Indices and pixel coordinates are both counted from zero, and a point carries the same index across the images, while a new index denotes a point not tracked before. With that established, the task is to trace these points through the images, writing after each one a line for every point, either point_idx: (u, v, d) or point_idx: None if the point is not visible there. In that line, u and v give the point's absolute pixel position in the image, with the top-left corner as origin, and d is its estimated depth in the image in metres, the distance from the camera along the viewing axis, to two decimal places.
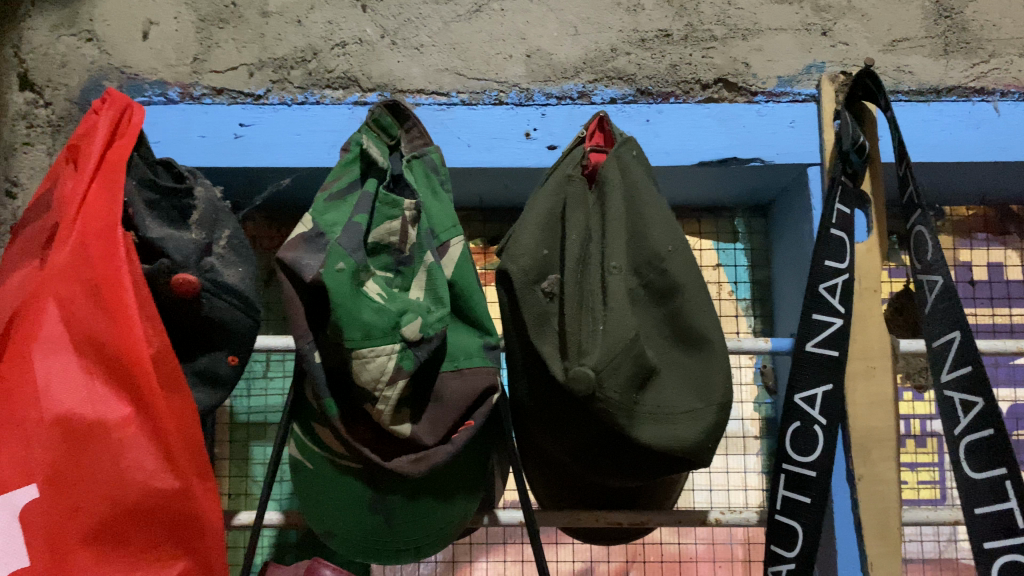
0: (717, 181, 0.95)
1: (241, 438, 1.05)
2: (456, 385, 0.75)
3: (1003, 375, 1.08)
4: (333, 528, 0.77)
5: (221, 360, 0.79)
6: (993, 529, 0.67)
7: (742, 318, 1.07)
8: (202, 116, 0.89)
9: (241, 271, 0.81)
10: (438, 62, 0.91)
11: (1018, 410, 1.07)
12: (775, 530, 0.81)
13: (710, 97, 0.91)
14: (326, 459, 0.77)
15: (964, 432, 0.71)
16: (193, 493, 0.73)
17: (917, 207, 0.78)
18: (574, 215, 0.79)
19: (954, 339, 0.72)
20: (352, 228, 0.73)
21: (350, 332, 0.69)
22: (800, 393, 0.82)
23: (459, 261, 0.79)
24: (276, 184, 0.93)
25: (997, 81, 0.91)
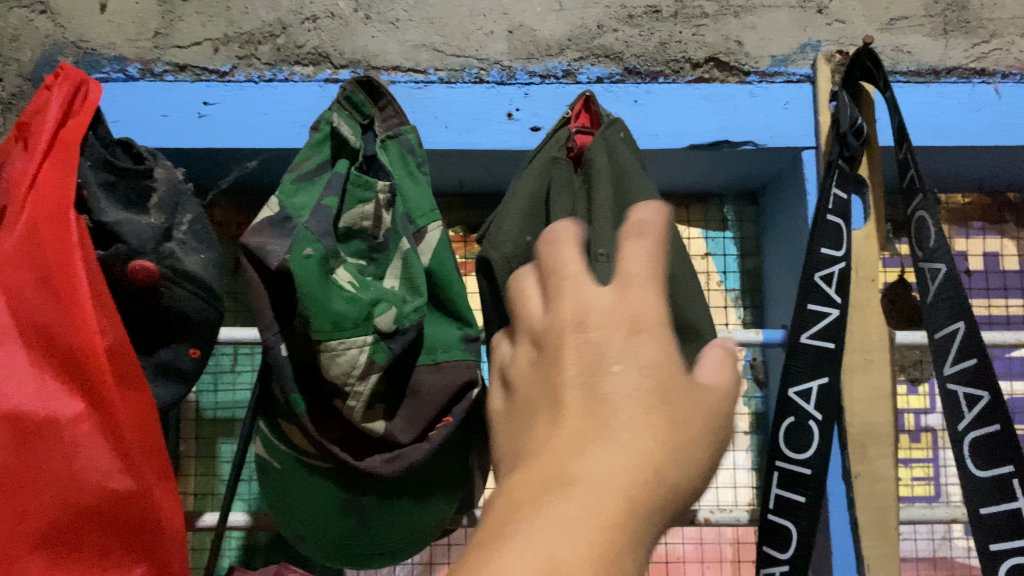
0: (706, 166, 0.92)
1: (208, 435, 1.00)
2: (434, 380, 0.71)
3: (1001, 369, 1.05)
4: (302, 531, 0.73)
5: (182, 353, 0.74)
6: (999, 530, 0.64)
7: (732, 309, 1.03)
8: (164, 94, 0.84)
9: (203, 258, 0.77)
10: (414, 38, 0.86)
11: (1015, 405, 1.05)
12: (768, 530, 0.77)
13: (701, 77, 0.87)
14: (294, 458, 0.73)
15: (967, 428, 0.67)
16: (152, 495, 0.68)
17: (919, 191, 0.75)
18: (559, 201, 0.75)
19: (958, 330, 0.69)
20: (322, 211, 0.68)
21: (320, 323, 0.64)
22: (794, 388, 0.78)
23: (437, 248, 0.75)
24: (242, 168, 0.88)
25: (998, 62, 0.88)
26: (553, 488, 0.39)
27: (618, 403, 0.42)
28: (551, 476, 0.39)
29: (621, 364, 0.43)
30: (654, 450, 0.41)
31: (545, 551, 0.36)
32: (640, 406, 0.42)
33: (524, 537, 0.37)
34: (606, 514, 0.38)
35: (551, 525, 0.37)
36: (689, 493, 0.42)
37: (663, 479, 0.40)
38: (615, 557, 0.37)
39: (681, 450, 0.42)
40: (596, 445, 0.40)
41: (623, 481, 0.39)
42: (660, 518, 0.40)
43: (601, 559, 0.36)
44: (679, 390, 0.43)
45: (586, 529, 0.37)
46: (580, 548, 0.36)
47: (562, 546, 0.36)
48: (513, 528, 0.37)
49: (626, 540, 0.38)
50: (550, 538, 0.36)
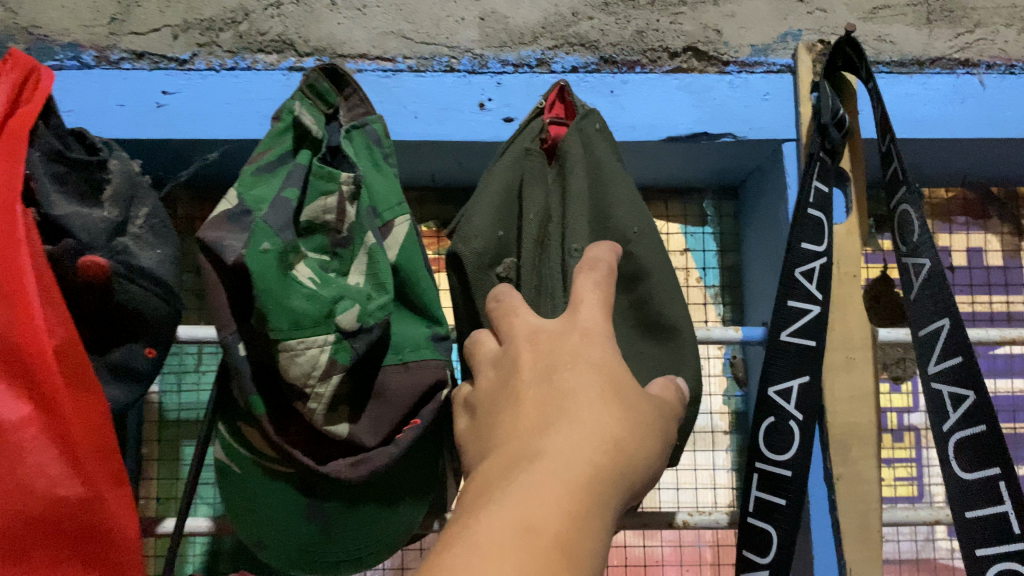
0: (684, 160, 0.89)
1: (171, 437, 0.96)
2: (401, 380, 0.68)
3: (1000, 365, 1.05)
4: (263, 538, 0.70)
5: (138, 352, 0.71)
6: (986, 535, 0.61)
7: (711, 306, 1.01)
8: (121, 83, 0.80)
9: (160, 253, 0.74)
10: (382, 25, 0.83)
11: (1015, 402, 1.04)
12: (747, 534, 0.75)
13: (679, 67, 0.84)
14: (254, 462, 0.70)
15: (953, 429, 0.65)
16: (105, 503, 0.64)
17: (902, 185, 0.73)
18: (534, 199, 0.72)
19: (943, 327, 0.66)
20: (281, 204, 0.65)
21: (277, 321, 0.61)
22: (774, 387, 0.76)
23: (404, 242, 0.72)
24: (203, 159, 0.85)
25: (982, 52, 0.85)
26: (521, 463, 0.42)
27: (572, 389, 0.46)
28: (519, 454, 0.43)
29: (570, 361, 0.47)
30: (612, 425, 0.44)
31: (522, 510, 0.39)
32: (595, 391, 0.45)
33: (501, 502, 0.39)
34: (574, 477, 0.41)
35: (524, 488, 0.40)
36: (646, 469, 0.46)
37: (625, 450, 0.44)
38: (581, 512, 0.40)
39: (635, 427, 0.46)
40: (558, 423, 0.44)
41: (586, 451, 0.42)
42: (626, 486, 0.44)
43: (572, 515, 0.39)
44: (629, 381, 0.48)
45: (557, 491, 0.40)
46: (553, 506, 0.39)
47: (538, 504, 0.39)
48: (488, 497, 0.40)
49: (594, 500, 0.41)
50: (526, 498, 0.39)
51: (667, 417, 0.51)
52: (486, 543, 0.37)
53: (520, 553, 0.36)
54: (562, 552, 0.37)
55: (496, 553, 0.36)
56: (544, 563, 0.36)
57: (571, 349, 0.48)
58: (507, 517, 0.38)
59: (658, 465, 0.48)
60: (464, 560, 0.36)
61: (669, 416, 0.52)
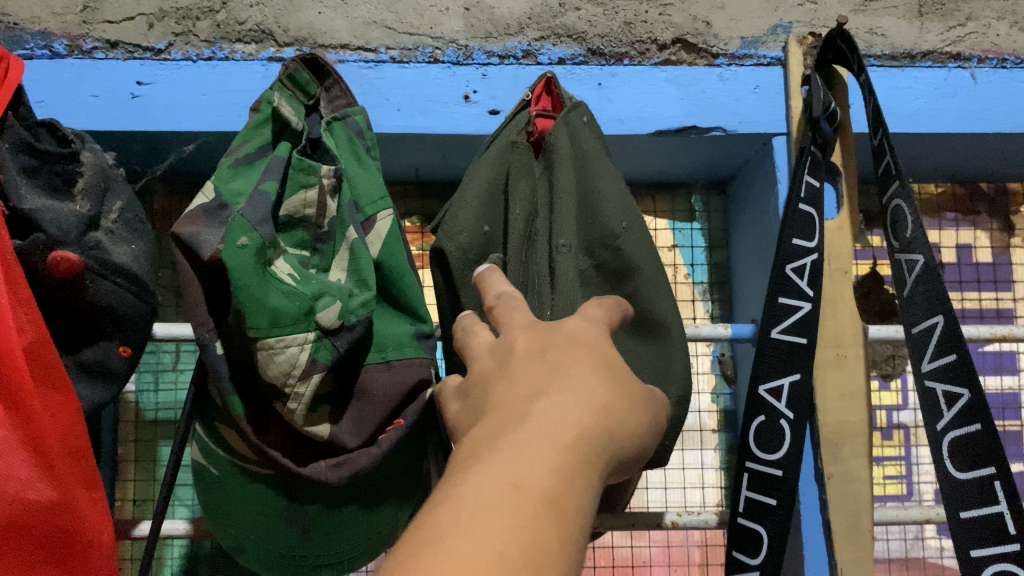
0: (673, 154, 0.88)
1: (148, 437, 0.94)
2: (384, 379, 0.66)
3: (991, 363, 1.05)
4: (241, 542, 0.68)
5: (111, 352, 0.68)
6: (981, 535, 0.60)
7: (699, 303, 0.99)
8: (94, 73, 0.78)
9: (135, 249, 0.71)
10: (364, 15, 0.81)
11: (1005, 400, 1.04)
12: (737, 534, 0.73)
13: (668, 59, 0.83)
14: (233, 463, 0.68)
15: (947, 428, 0.64)
16: (76, 506, 0.62)
17: (895, 179, 0.71)
18: (521, 193, 0.71)
19: (936, 324, 0.65)
20: (259, 198, 0.63)
21: (255, 320, 0.59)
22: (765, 384, 0.75)
23: (387, 238, 0.70)
24: (180, 152, 0.83)
25: (974, 46, 0.84)
26: (508, 425, 0.40)
27: (559, 363, 0.44)
28: (507, 417, 0.40)
29: (558, 343, 0.46)
30: (600, 394, 0.42)
31: (510, 467, 0.36)
32: (585, 366, 0.44)
33: (488, 461, 0.37)
34: (562, 437, 0.38)
35: (511, 448, 0.37)
36: (632, 443, 0.43)
37: (613, 418, 0.42)
38: (569, 473, 0.37)
39: (623, 398, 0.44)
40: (547, 390, 0.42)
41: (574, 413, 0.40)
42: (614, 454, 0.41)
43: (560, 476, 0.37)
44: (618, 364, 0.46)
45: (547, 449, 0.37)
46: (542, 463, 0.37)
47: (526, 461, 0.36)
48: (474, 458, 0.38)
49: (583, 460, 0.38)
50: (514, 456, 0.37)
51: (654, 399, 0.49)
52: (474, 499, 0.34)
53: (509, 508, 0.34)
54: (551, 508, 0.35)
55: (485, 509, 0.33)
56: (533, 518, 0.34)
57: (564, 337, 0.46)
58: (494, 473, 0.36)
59: (646, 444, 0.46)
60: (452, 519, 0.33)
61: (657, 400, 0.50)
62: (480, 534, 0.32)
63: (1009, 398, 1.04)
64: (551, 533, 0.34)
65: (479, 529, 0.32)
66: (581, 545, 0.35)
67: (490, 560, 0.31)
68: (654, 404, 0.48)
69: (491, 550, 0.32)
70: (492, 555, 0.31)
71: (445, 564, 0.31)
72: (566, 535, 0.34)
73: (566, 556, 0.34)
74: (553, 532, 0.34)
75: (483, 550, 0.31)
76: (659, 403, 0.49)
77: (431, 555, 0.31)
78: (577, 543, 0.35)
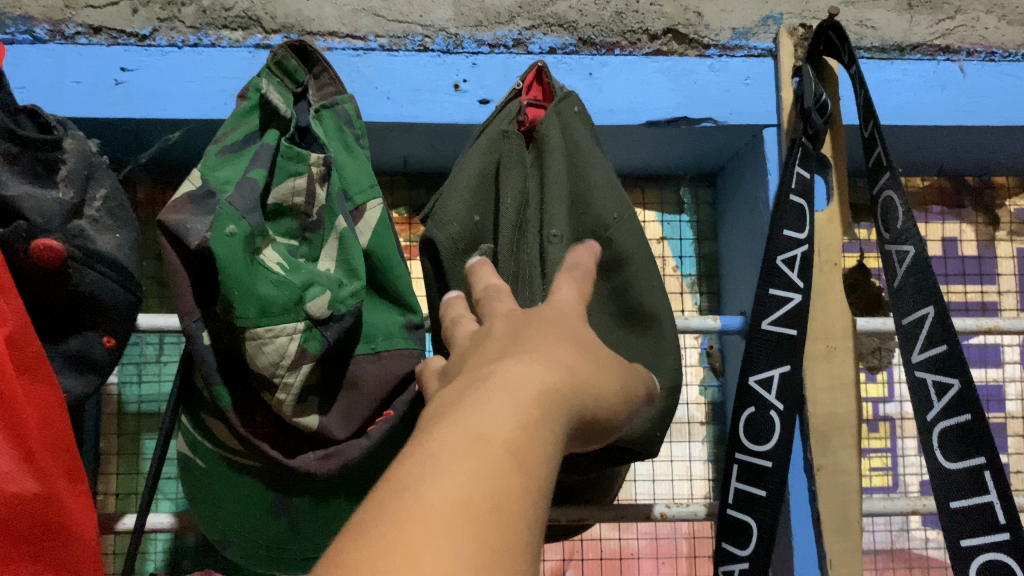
0: (664, 145, 0.88)
1: (131, 431, 0.93)
2: (374, 370, 0.66)
3: (975, 355, 1.05)
4: (229, 535, 0.67)
5: (96, 341, 0.67)
6: (971, 525, 0.60)
7: (687, 295, 0.99)
8: (76, 58, 0.76)
9: (119, 237, 0.71)
10: (353, 2, 0.80)
11: (989, 392, 1.04)
12: (727, 526, 0.73)
13: (658, 50, 0.82)
14: (219, 456, 0.66)
15: (937, 419, 0.64)
16: (59, 499, 0.60)
17: (886, 171, 0.71)
18: (512, 182, 0.70)
19: (927, 315, 0.65)
20: (247, 185, 0.62)
21: (243, 309, 0.58)
22: (755, 375, 0.74)
23: (376, 227, 0.69)
24: (165, 140, 0.81)
25: (963, 39, 0.84)
26: (473, 384, 0.38)
27: (527, 335, 0.43)
28: (472, 377, 0.39)
29: (535, 323, 0.44)
30: (565, 355, 0.41)
31: (474, 417, 0.35)
32: (553, 335, 0.43)
33: (453, 416, 0.35)
34: (528, 389, 0.37)
35: (476, 402, 0.36)
36: (602, 405, 0.42)
37: (579, 376, 0.41)
38: (536, 425, 0.35)
39: (588, 360, 0.42)
40: (513, 353, 0.40)
41: (540, 369, 0.39)
42: (581, 411, 0.40)
43: (527, 427, 0.35)
44: (588, 337, 0.45)
45: (512, 399, 0.36)
46: (508, 413, 0.35)
47: (491, 411, 0.35)
48: (440, 415, 0.36)
49: (550, 411, 0.37)
50: (479, 407, 0.35)
51: (628, 369, 0.48)
52: (436, 451, 0.33)
53: (474, 455, 0.32)
54: (517, 457, 0.33)
55: (449, 459, 0.32)
56: (496, 467, 0.32)
57: (544, 318, 0.45)
58: (458, 425, 0.34)
59: (619, 410, 0.44)
60: (415, 470, 0.32)
61: (631, 371, 0.49)
62: (444, 483, 0.31)
63: (992, 390, 1.05)
64: (515, 482, 0.32)
65: (443, 479, 0.31)
66: (548, 494, 0.34)
67: (455, 507, 0.30)
68: (628, 373, 0.47)
69: (455, 498, 0.30)
70: (456, 503, 0.30)
71: (408, 515, 0.29)
72: (532, 484, 0.33)
73: (531, 504, 0.32)
74: (516, 481, 0.32)
75: (445, 498, 0.30)
76: (634, 373, 0.48)
77: (395, 506, 0.30)
78: (542, 493, 0.33)
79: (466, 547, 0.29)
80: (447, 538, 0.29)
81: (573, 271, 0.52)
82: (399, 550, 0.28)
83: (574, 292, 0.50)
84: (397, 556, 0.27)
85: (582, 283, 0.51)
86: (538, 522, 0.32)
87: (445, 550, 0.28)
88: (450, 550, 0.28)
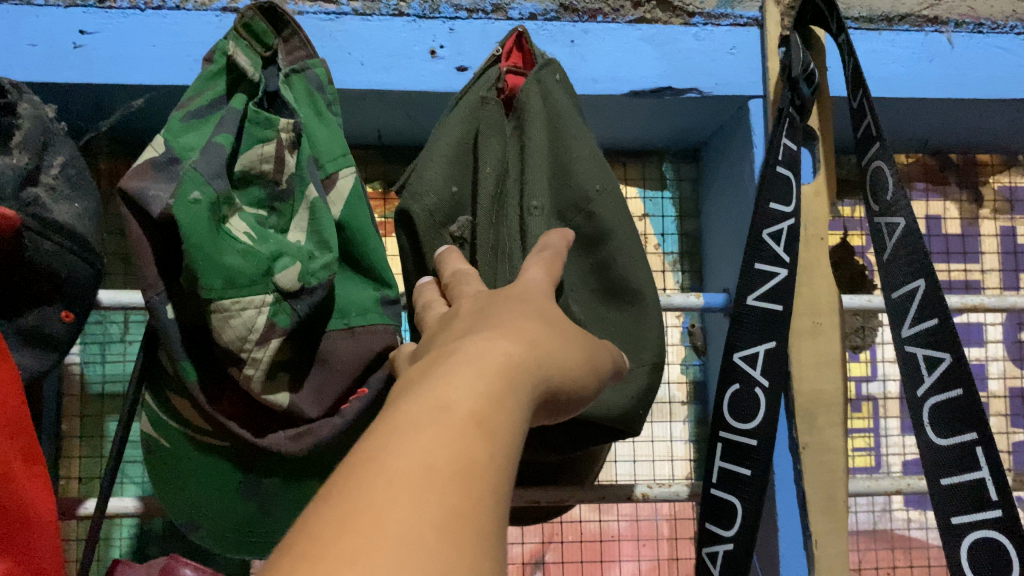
0: (646, 117, 0.86)
1: (94, 413, 0.89)
2: (347, 346, 0.63)
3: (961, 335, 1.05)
4: (195, 518, 0.64)
5: (53, 317, 0.64)
6: (962, 502, 0.59)
7: (669, 273, 0.97)
8: (33, 20, 0.72)
9: (78, 207, 0.67)
10: None
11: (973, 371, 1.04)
12: (711, 506, 0.72)
13: (642, 17, 0.79)
14: (185, 435, 0.64)
15: (928, 394, 0.62)
16: (16, 483, 0.57)
17: (875, 141, 0.70)
18: (491, 152, 0.67)
19: (918, 288, 0.64)
20: (212, 150, 0.59)
21: (209, 279, 0.55)
22: (739, 352, 0.73)
23: (349, 197, 0.66)
24: (128, 106, 0.78)
25: (952, 10, 0.83)
26: (438, 359, 0.36)
27: (496, 314, 0.40)
28: (437, 354, 0.37)
29: (505, 299, 0.43)
30: (530, 327, 0.39)
31: (438, 386, 0.32)
32: (519, 309, 0.41)
33: (417, 388, 0.33)
34: (493, 359, 0.35)
35: (440, 373, 0.34)
36: (569, 378, 0.40)
37: (545, 347, 0.39)
38: (503, 392, 0.33)
39: (553, 331, 0.40)
40: (477, 329, 0.38)
41: (505, 341, 0.37)
42: (550, 383, 0.38)
43: (493, 394, 0.33)
44: (553, 309, 0.44)
45: (477, 369, 0.34)
46: (472, 382, 0.33)
47: (456, 379, 0.33)
48: (405, 391, 0.34)
49: (517, 380, 0.35)
50: (443, 376, 0.33)
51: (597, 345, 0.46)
52: (398, 422, 0.30)
53: (438, 421, 0.30)
54: (482, 425, 0.31)
55: (412, 429, 0.30)
56: (460, 434, 0.30)
57: (511, 295, 0.43)
58: (422, 394, 0.32)
59: (587, 384, 0.42)
60: (379, 440, 0.30)
61: (600, 346, 0.47)
62: (406, 450, 0.29)
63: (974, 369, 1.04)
64: (480, 449, 0.30)
65: (406, 448, 0.29)
66: (517, 461, 0.32)
67: (419, 473, 0.28)
68: (597, 349, 0.45)
69: (419, 464, 0.28)
70: (420, 469, 0.28)
71: (370, 486, 0.27)
72: (499, 451, 0.31)
73: (499, 472, 0.30)
74: (481, 448, 0.30)
75: (409, 468, 0.28)
76: (601, 347, 0.46)
77: (356, 478, 0.28)
78: (510, 462, 0.31)
79: (430, 515, 0.27)
80: (411, 505, 0.27)
81: (543, 252, 0.51)
82: (360, 522, 0.26)
83: (544, 276, 0.48)
84: (359, 528, 0.26)
85: (551, 264, 0.50)
86: (507, 489, 0.30)
87: (408, 519, 0.26)
88: (414, 518, 0.26)
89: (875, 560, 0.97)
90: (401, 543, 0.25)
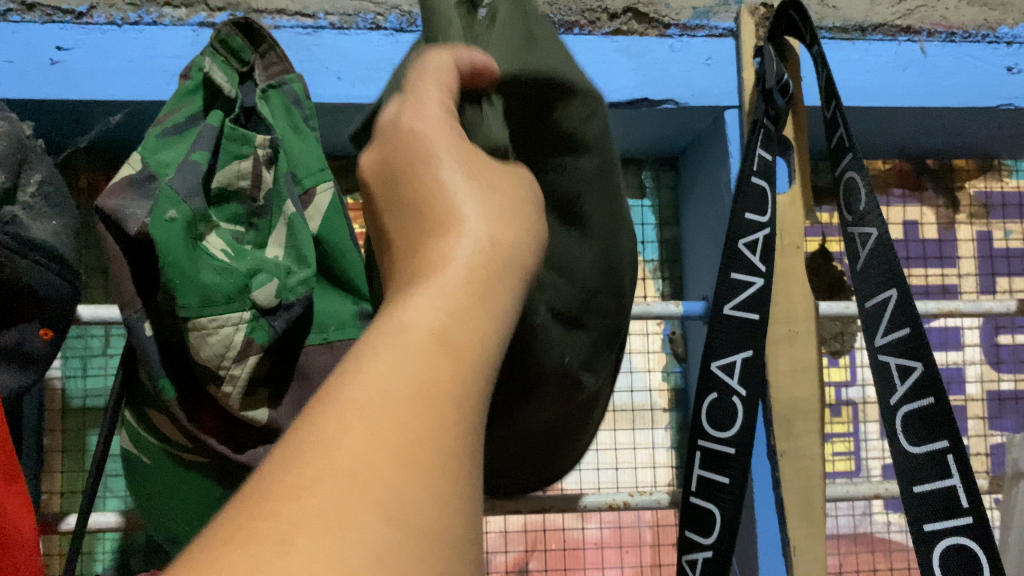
0: (625, 126, 0.86)
1: (76, 427, 0.89)
2: (325, 361, 0.63)
3: (937, 339, 1.06)
4: (176, 534, 0.65)
5: (31, 334, 0.63)
6: (934, 509, 0.60)
7: (649, 281, 0.98)
8: (9, 37, 0.73)
9: (56, 225, 0.67)
10: None
11: (950, 374, 1.05)
12: (691, 514, 0.72)
13: (618, 29, 0.80)
14: (163, 451, 0.64)
15: (900, 403, 0.63)
16: None
17: (848, 151, 0.71)
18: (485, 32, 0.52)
19: (890, 298, 0.64)
20: (188, 167, 0.59)
21: (185, 298, 0.55)
22: (717, 361, 0.73)
23: (326, 212, 0.66)
24: (105, 122, 0.78)
25: (924, 19, 0.84)
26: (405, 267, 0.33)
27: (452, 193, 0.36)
28: (404, 263, 0.34)
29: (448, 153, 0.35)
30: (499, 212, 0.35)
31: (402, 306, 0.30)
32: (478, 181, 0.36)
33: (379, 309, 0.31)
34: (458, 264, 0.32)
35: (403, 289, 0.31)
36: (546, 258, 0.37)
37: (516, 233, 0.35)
38: (470, 304, 0.31)
39: (533, 212, 0.37)
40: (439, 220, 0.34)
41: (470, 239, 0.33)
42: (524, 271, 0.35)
43: (459, 308, 0.30)
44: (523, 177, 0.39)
45: (441, 280, 0.31)
46: (437, 298, 0.30)
47: (417, 295, 0.30)
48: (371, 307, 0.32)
49: (487, 283, 0.32)
50: (405, 294, 0.31)
51: None
52: (358, 350, 0.28)
53: (394, 347, 0.28)
54: (445, 346, 0.29)
55: (370, 357, 0.28)
56: (420, 359, 0.28)
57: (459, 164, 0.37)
58: (382, 319, 0.30)
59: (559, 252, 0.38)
60: (336, 375, 0.28)
61: None
62: (361, 384, 0.27)
63: (952, 373, 1.05)
64: (441, 374, 0.28)
65: (363, 380, 0.27)
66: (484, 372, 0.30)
67: (374, 409, 0.26)
68: None
69: (376, 399, 0.26)
70: (378, 405, 0.26)
71: (324, 424, 0.26)
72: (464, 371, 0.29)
73: (465, 392, 0.28)
74: (442, 370, 0.28)
75: (366, 405, 0.26)
76: None
77: (312, 418, 0.26)
78: (477, 377, 0.29)
79: (386, 453, 0.25)
80: (364, 445, 0.25)
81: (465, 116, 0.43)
82: (309, 468, 0.24)
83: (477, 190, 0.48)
84: (307, 474, 0.24)
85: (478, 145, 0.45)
86: (474, 412, 0.29)
87: (363, 465, 0.24)
88: (366, 460, 0.25)
89: (855, 562, 0.98)
90: (353, 488, 0.24)
